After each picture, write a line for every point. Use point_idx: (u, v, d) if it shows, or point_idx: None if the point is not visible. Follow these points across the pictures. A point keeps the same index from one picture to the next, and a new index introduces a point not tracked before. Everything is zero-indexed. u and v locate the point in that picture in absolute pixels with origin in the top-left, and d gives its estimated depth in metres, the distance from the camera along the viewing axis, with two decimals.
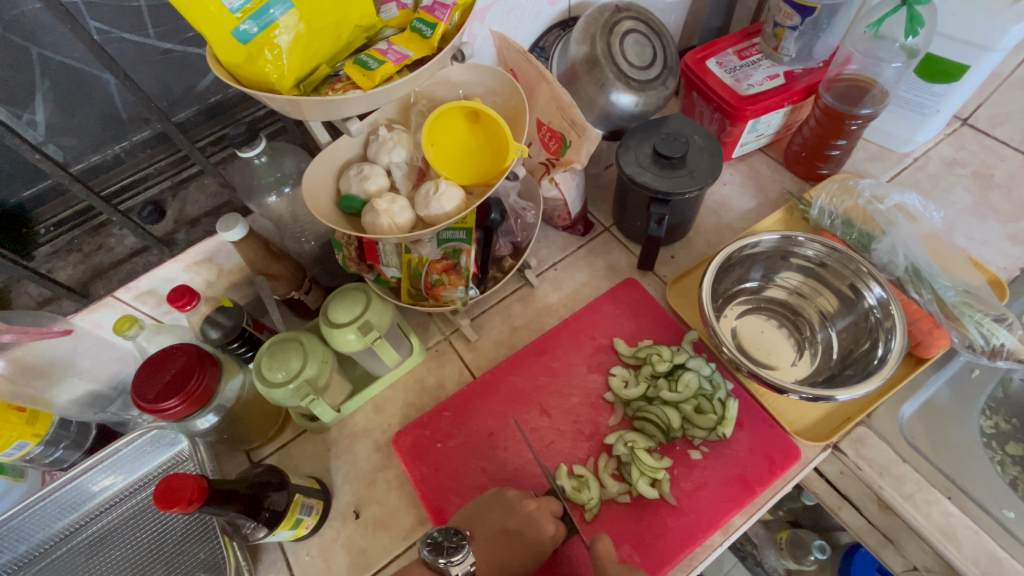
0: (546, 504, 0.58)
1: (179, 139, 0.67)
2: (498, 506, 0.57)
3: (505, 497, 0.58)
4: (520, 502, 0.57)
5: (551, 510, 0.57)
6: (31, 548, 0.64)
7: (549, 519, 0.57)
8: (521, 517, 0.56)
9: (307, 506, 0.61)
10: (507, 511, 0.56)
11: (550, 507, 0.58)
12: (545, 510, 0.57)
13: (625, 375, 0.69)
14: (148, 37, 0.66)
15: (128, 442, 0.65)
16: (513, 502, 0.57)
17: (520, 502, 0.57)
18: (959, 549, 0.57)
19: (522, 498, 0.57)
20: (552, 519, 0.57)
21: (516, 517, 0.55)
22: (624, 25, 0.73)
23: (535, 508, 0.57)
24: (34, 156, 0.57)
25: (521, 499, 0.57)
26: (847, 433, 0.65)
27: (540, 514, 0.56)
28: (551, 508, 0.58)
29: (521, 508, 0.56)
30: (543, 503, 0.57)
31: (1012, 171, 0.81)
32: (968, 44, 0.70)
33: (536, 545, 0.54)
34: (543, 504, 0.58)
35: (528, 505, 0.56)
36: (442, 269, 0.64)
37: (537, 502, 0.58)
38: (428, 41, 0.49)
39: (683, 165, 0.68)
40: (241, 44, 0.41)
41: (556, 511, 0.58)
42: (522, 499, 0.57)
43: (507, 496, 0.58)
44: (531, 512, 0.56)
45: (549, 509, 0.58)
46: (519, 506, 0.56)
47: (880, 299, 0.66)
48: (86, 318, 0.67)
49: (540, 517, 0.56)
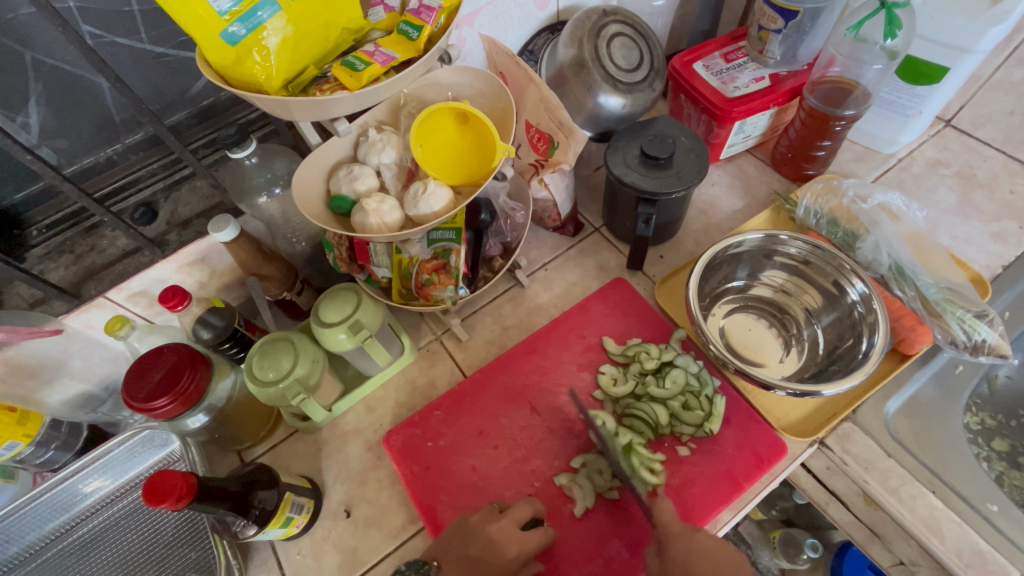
0: (509, 519, 0.56)
1: (171, 141, 0.64)
2: (461, 536, 0.56)
3: (467, 524, 0.57)
4: (480, 527, 0.56)
5: (515, 523, 0.56)
6: (20, 550, 0.64)
7: (512, 538, 0.55)
8: (482, 541, 0.54)
9: (298, 505, 0.61)
10: (468, 538, 0.55)
11: (514, 518, 0.56)
12: (508, 527, 0.55)
13: (614, 373, 0.70)
14: (140, 41, 0.69)
15: (119, 442, 0.65)
16: (474, 529, 0.56)
17: (480, 527, 0.56)
18: (943, 542, 0.58)
19: (482, 522, 0.56)
20: (515, 537, 0.55)
21: (477, 543, 0.54)
22: (611, 28, 0.75)
23: (496, 529, 0.55)
24: (26, 158, 0.55)
25: (481, 524, 0.56)
26: (833, 429, 0.65)
27: (501, 535, 0.55)
28: (516, 519, 0.56)
29: (482, 533, 0.55)
30: (504, 522, 0.56)
31: (995, 171, 0.83)
32: (946, 46, 0.71)
33: (502, 569, 0.52)
34: (506, 522, 0.56)
35: (488, 528, 0.55)
36: (433, 268, 0.65)
37: (499, 522, 0.56)
38: (415, 43, 0.50)
39: (669, 166, 0.69)
40: (229, 45, 0.42)
41: (521, 520, 0.56)
42: (482, 523, 0.56)
43: (468, 523, 0.57)
44: (492, 535, 0.55)
45: (514, 521, 0.56)
46: (480, 531, 0.55)
47: (863, 294, 0.67)
48: (77, 319, 0.66)
49: (502, 538, 0.54)
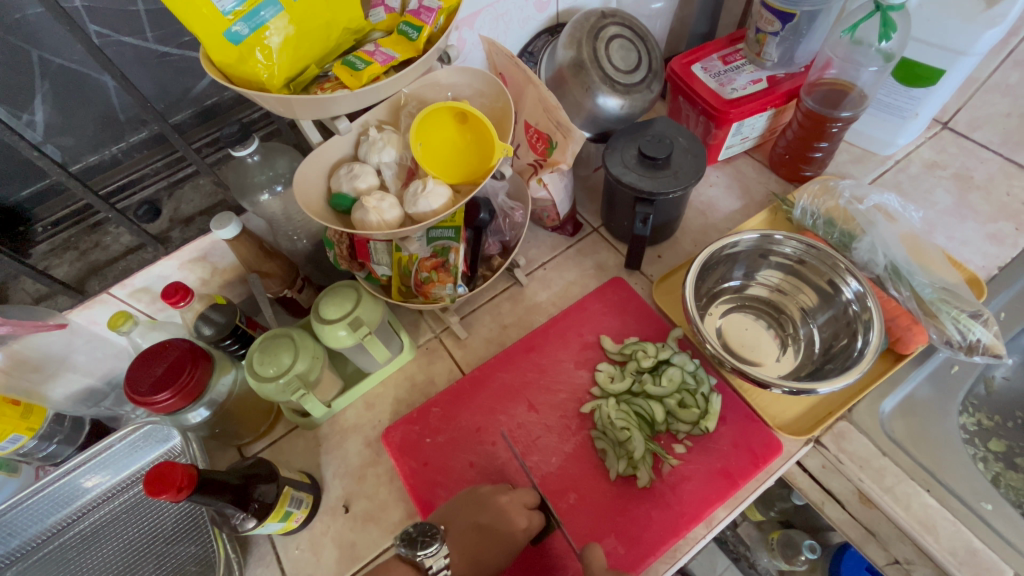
0: (517, 496, 0.59)
1: (176, 140, 0.66)
2: (472, 504, 0.58)
3: (478, 493, 0.59)
4: (491, 497, 0.58)
5: (523, 503, 0.58)
6: (23, 543, 0.64)
7: (521, 512, 0.57)
8: (493, 510, 0.56)
9: (297, 499, 0.62)
10: (480, 506, 0.57)
11: (522, 499, 0.59)
12: (517, 503, 0.58)
13: (611, 371, 0.70)
14: (146, 40, 0.69)
15: (121, 437, 0.66)
16: (486, 498, 0.58)
17: (492, 497, 0.58)
18: (937, 540, 0.58)
19: (494, 493, 0.58)
20: (524, 511, 0.57)
21: (488, 512, 0.56)
22: (610, 30, 0.76)
23: (507, 501, 0.57)
24: (32, 154, 0.57)
25: (493, 494, 0.58)
26: (828, 427, 0.66)
27: (511, 508, 0.57)
28: (523, 500, 0.59)
29: (493, 502, 0.57)
30: (515, 496, 0.58)
31: (991, 173, 0.83)
32: (942, 49, 0.72)
33: (509, 539, 0.55)
34: (515, 498, 0.58)
35: (500, 498, 0.57)
36: (432, 266, 0.66)
37: (510, 496, 0.58)
38: (414, 43, 0.51)
39: (667, 166, 0.69)
40: (233, 44, 0.43)
41: (529, 503, 0.59)
42: (494, 494, 0.58)
43: (480, 493, 0.59)
44: (503, 506, 0.57)
45: (521, 501, 0.58)
46: (491, 500, 0.57)
47: (858, 293, 0.67)
48: (80, 314, 0.67)
49: (511, 510, 0.57)
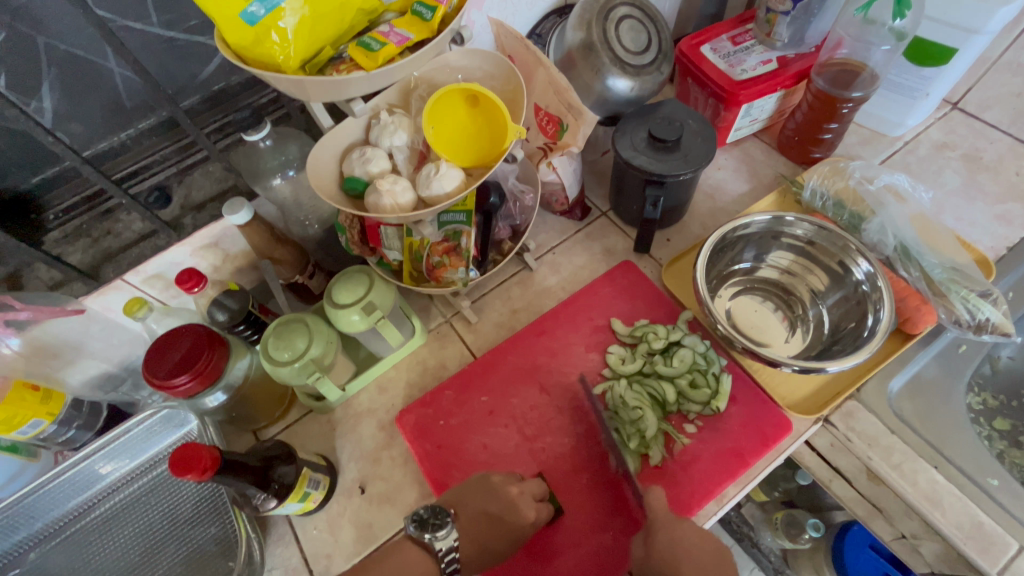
0: (528, 488, 0.59)
1: (187, 125, 0.68)
2: (483, 491, 0.58)
3: (489, 481, 0.59)
4: (503, 487, 0.58)
5: (532, 494, 0.59)
6: (44, 526, 0.66)
7: (530, 504, 0.58)
8: (503, 501, 0.57)
9: (315, 481, 0.62)
10: (490, 495, 0.57)
11: (531, 491, 0.59)
12: (527, 495, 0.58)
13: (622, 353, 0.71)
14: (151, 25, 0.68)
15: (139, 422, 0.66)
16: (497, 487, 0.58)
17: (503, 486, 0.58)
18: (944, 515, 0.59)
19: (505, 482, 0.58)
20: (533, 503, 0.58)
21: (498, 502, 0.57)
22: (619, 11, 0.75)
23: (517, 493, 0.58)
24: (47, 139, 0.57)
25: (504, 484, 0.58)
26: (837, 407, 0.67)
27: (521, 499, 0.57)
28: (532, 492, 0.59)
29: (504, 492, 0.57)
30: (525, 488, 0.59)
31: (1001, 153, 0.83)
32: (956, 28, 0.71)
33: (518, 529, 0.56)
34: (525, 489, 0.59)
35: (511, 489, 0.58)
36: (444, 250, 0.67)
37: (520, 487, 0.59)
38: (428, 24, 0.51)
39: (677, 148, 0.69)
40: (248, 25, 0.43)
41: (537, 495, 0.59)
42: (505, 483, 0.58)
43: (491, 481, 0.59)
44: (514, 497, 0.57)
45: (530, 493, 0.59)
46: (503, 490, 0.57)
47: (868, 273, 0.68)
48: (97, 300, 0.67)
49: (521, 502, 0.57)
